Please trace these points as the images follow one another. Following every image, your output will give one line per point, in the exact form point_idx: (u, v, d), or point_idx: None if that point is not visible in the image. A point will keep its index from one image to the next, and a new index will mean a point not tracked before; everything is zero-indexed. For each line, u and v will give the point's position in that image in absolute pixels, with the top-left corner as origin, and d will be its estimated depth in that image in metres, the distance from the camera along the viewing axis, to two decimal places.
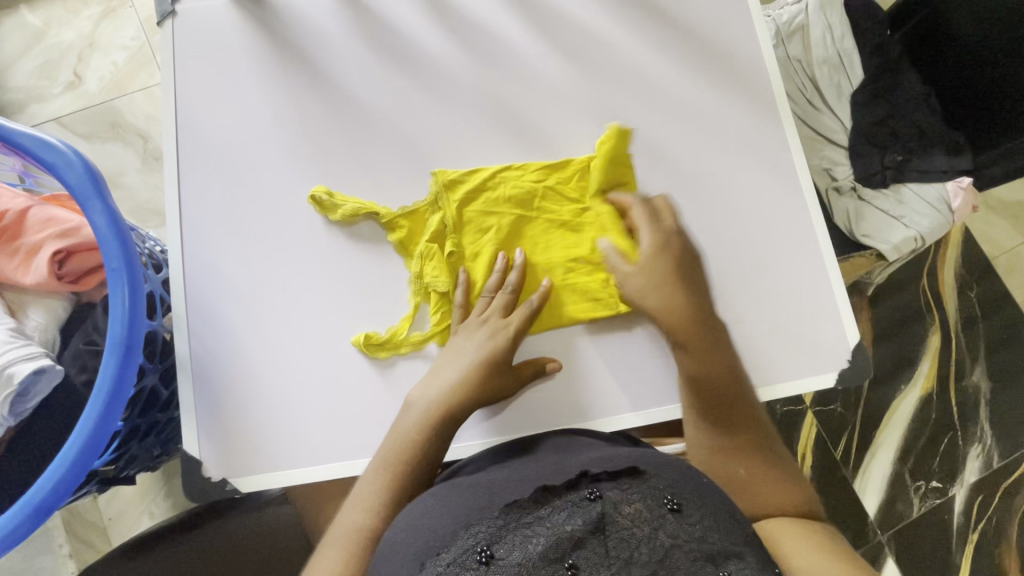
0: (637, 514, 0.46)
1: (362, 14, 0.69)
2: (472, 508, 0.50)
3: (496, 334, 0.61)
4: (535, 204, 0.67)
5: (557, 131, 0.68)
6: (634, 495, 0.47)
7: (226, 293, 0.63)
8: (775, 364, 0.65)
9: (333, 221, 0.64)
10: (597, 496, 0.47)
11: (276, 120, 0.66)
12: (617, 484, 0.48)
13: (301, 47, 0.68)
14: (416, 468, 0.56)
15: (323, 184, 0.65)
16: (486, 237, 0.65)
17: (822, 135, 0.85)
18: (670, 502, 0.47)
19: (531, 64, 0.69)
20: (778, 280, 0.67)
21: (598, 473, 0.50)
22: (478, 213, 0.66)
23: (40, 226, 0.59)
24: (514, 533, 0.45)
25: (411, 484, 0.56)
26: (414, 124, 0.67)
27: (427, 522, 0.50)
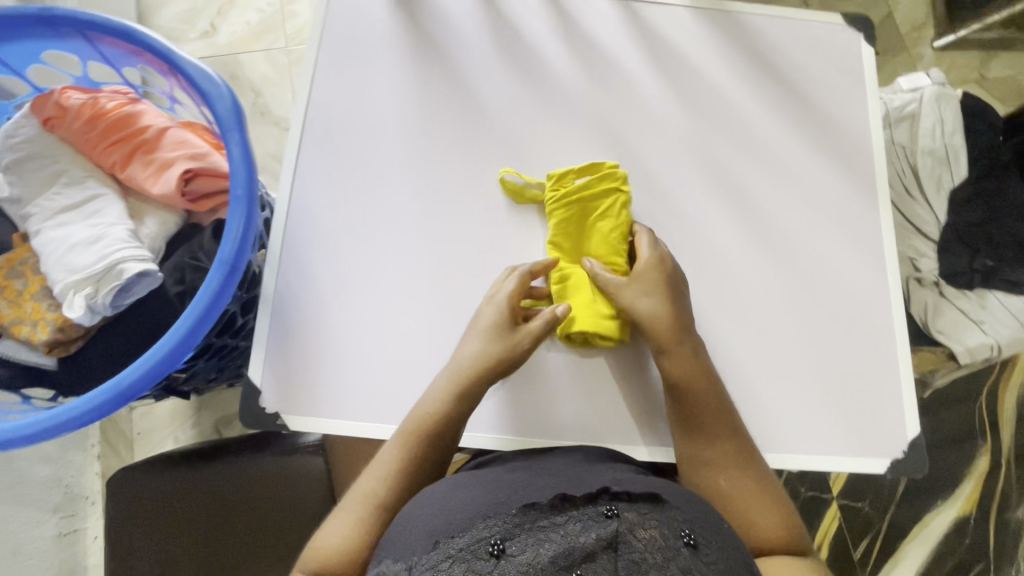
0: (651, 541, 0.45)
1: (498, 19, 0.74)
2: (489, 500, 0.51)
3: (489, 316, 0.62)
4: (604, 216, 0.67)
5: (656, 163, 0.70)
6: (651, 521, 0.47)
7: (318, 246, 0.66)
8: (827, 436, 0.64)
9: (477, 206, 0.68)
10: (613, 515, 0.47)
11: (399, 97, 0.71)
12: (636, 507, 0.48)
13: (437, 37, 0.73)
14: (447, 442, 0.58)
15: (509, 166, 0.69)
16: (570, 242, 0.68)
17: (912, 225, 0.85)
18: (687, 536, 0.47)
19: (644, 96, 0.72)
20: (846, 355, 0.66)
21: (618, 491, 0.49)
22: (565, 221, 0.67)
23: (175, 144, 0.66)
24: (527, 534, 0.46)
25: (436, 451, 0.58)
26: (523, 127, 0.71)
27: (447, 504, 0.52)
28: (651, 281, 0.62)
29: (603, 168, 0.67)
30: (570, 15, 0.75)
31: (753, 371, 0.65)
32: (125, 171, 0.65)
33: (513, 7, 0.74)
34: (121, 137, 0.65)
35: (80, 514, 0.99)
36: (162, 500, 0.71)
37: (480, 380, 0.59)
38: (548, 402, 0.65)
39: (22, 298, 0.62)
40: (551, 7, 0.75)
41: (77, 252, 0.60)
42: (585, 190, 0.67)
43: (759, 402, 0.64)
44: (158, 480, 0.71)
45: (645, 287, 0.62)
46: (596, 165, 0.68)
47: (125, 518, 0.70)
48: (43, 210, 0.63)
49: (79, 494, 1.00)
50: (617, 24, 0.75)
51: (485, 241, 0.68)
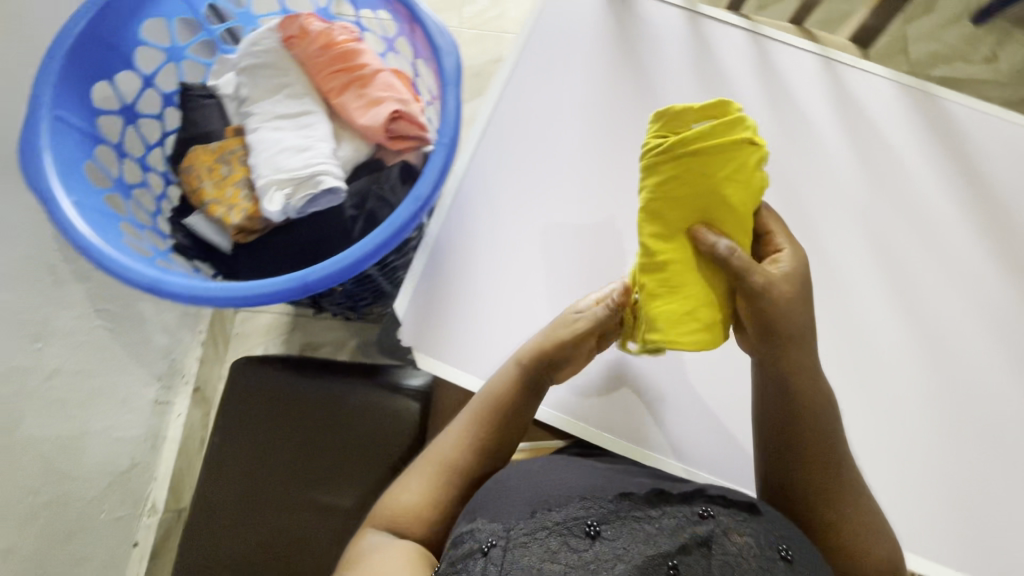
0: (745, 547, 0.47)
1: (703, 49, 0.76)
2: (585, 484, 0.53)
3: (563, 326, 0.60)
4: (744, 179, 0.51)
5: (823, 222, 0.70)
6: (745, 528, 0.48)
7: (483, 207, 0.70)
8: (926, 539, 0.63)
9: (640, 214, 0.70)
10: (708, 516, 0.48)
11: (592, 95, 0.74)
12: (731, 513, 0.49)
13: (641, 51, 0.76)
14: (513, 425, 0.60)
15: None
16: (687, 207, 0.51)
17: None
18: (783, 550, 0.47)
19: (828, 156, 0.73)
20: (974, 465, 0.64)
21: (714, 496, 0.51)
22: (692, 176, 0.50)
23: (387, 86, 0.71)
24: (623, 522, 0.48)
25: (503, 433, 0.60)
26: None
27: (543, 478, 0.54)
28: (799, 283, 0.53)
29: (735, 110, 0.51)
30: (771, 61, 0.76)
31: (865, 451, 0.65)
32: (339, 98, 0.71)
33: (718, 41, 0.76)
34: (343, 67, 0.72)
35: (174, 388, 1.04)
36: (275, 397, 0.76)
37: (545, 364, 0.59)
38: (629, 407, 0.66)
39: (226, 182, 0.69)
40: (755, 50, 0.76)
41: (286, 155, 0.67)
42: (727, 139, 0.49)
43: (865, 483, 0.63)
44: (275, 379, 0.77)
45: (788, 290, 0.52)
46: (730, 107, 0.51)
47: (235, 404, 0.76)
48: (265, 113, 0.70)
49: (178, 371, 1.05)
50: (817, 81, 0.75)
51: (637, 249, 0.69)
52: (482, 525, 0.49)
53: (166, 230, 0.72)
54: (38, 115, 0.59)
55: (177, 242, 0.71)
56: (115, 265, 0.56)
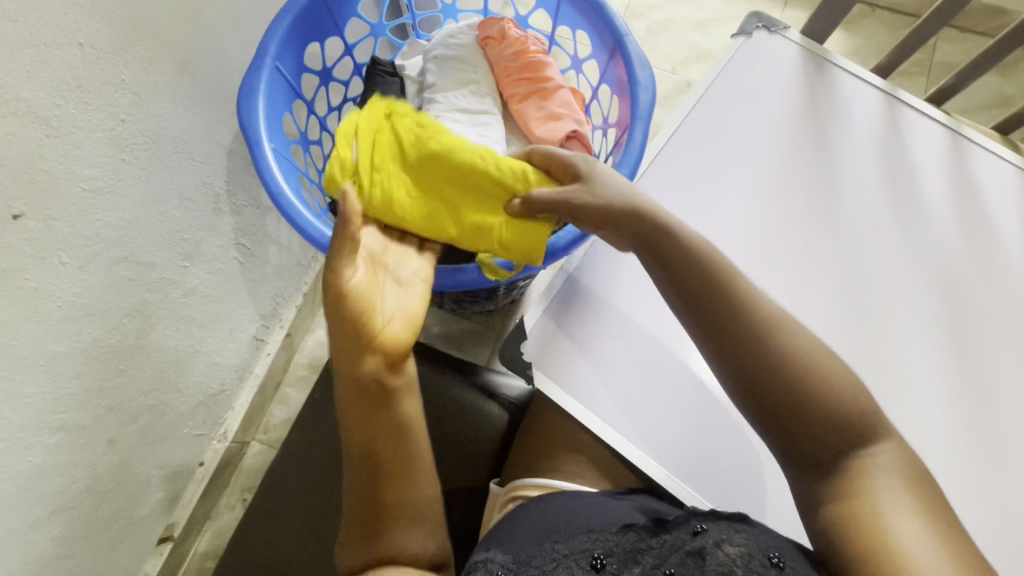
0: (739, 554, 0.44)
1: (894, 135, 0.73)
2: (597, 520, 0.55)
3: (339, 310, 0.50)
4: (428, 137, 0.62)
5: (989, 344, 0.65)
6: (738, 538, 0.45)
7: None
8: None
9: (790, 288, 0.68)
10: (700, 532, 0.47)
11: (766, 156, 0.73)
12: (726, 530, 0.47)
13: (827, 122, 0.73)
14: (369, 395, 0.50)
15: (842, 280, 0.68)
16: (441, 196, 0.61)
17: None
18: (775, 555, 0.43)
19: (1010, 277, 0.67)
20: None
21: (708, 516, 0.49)
22: (417, 178, 0.62)
23: (565, 104, 0.72)
24: (624, 551, 0.49)
25: (366, 416, 0.50)
26: (868, 243, 0.69)
27: (561, 513, 0.58)
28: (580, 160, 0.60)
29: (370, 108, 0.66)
30: (969, 165, 0.71)
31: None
32: (518, 106, 0.73)
33: (913, 132, 0.73)
34: (528, 77, 0.73)
35: (272, 330, 1.09)
36: None
37: (349, 329, 0.50)
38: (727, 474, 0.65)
39: None
40: (952, 147, 0.72)
41: None
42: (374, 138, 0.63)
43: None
44: None
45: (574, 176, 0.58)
46: (372, 115, 0.65)
47: None
48: (449, 103, 0.73)
49: (278, 315, 1.10)
50: (1015, 197, 0.70)
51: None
52: (494, 556, 0.53)
53: (327, 189, 0.76)
54: (261, 62, 0.64)
55: (336, 204, 0.75)
56: (297, 217, 0.60)
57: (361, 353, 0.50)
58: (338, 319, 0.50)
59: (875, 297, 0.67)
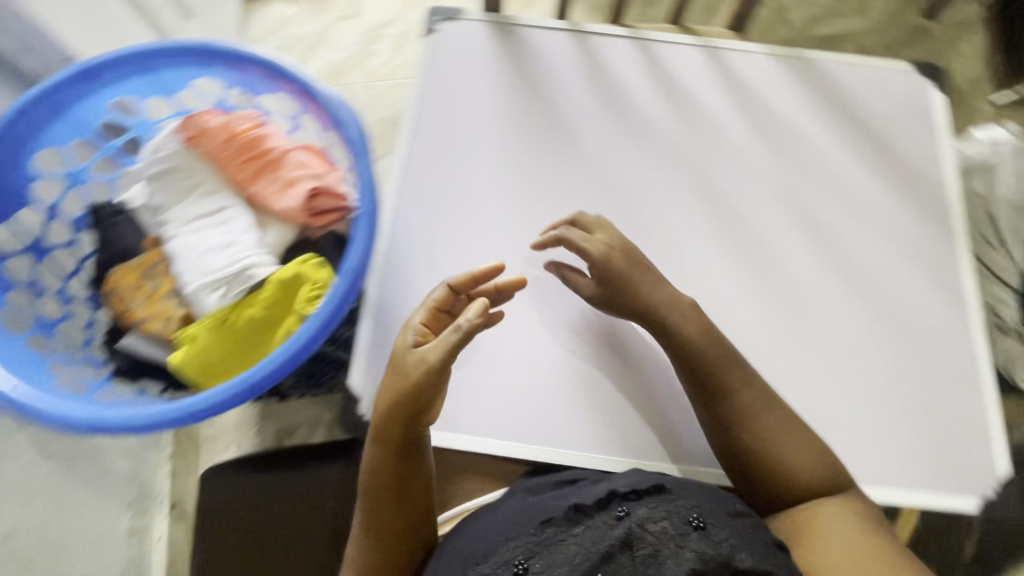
0: (664, 532, 0.50)
1: (592, 62, 0.80)
2: (514, 522, 0.55)
3: (404, 369, 0.54)
4: (218, 324, 0.63)
5: (740, 198, 0.74)
6: (658, 514, 0.52)
7: (423, 261, 0.71)
8: (930, 477, 0.65)
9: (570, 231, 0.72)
10: (624, 515, 0.52)
11: (499, 127, 0.76)
12: (645, 503, 0.53)
13: (535, 76, 0.79)
14: (405, 454, 0.55)
15: (607, 202, 0.73)
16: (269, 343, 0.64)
17: (990, 272, 0.84)
18: (695, 520, 0.51)
19: (728, 137, 0.77)
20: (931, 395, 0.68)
21: (626, 493, 0.54)
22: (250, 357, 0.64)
23: (299, 165, 0.71)
24: (550, 550, 0.51)
25: (395, 467, 0.55)
26: (614, 161, 0.75)
27: (488, 527, 0.57)
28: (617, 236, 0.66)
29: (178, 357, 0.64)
30: (661, 62, 0.80)
31: (852, 406, 0.67)
32: (254, 186, 0.71)
33: (606, 53, 0.80)
34: (251, 156, 0.72)
35: (149, 511, 0.97)
36: (267, 501, 0.70)
37: (420, 394, 0.53)
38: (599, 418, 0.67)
39: (156, 297, 0.69)
40: (641, 52, 0.81)
41: (211, 257, 0.66)
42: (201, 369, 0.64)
43: (860, 441, 0.66)
44: (254, 483, 0.71)
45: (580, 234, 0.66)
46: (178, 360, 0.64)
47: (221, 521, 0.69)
48: (182, 218, 0.70)
49: (150, 493, 0.98)
50: (702, 72, 0.80)
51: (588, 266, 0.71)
52: None
53: (101, 357, 0.69)
54: None
55: (115, 368, 0.68)
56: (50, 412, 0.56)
57: (417, 430, 0.55)
58: (410, 392, 0.53)
59: (640, 203, 0.73)
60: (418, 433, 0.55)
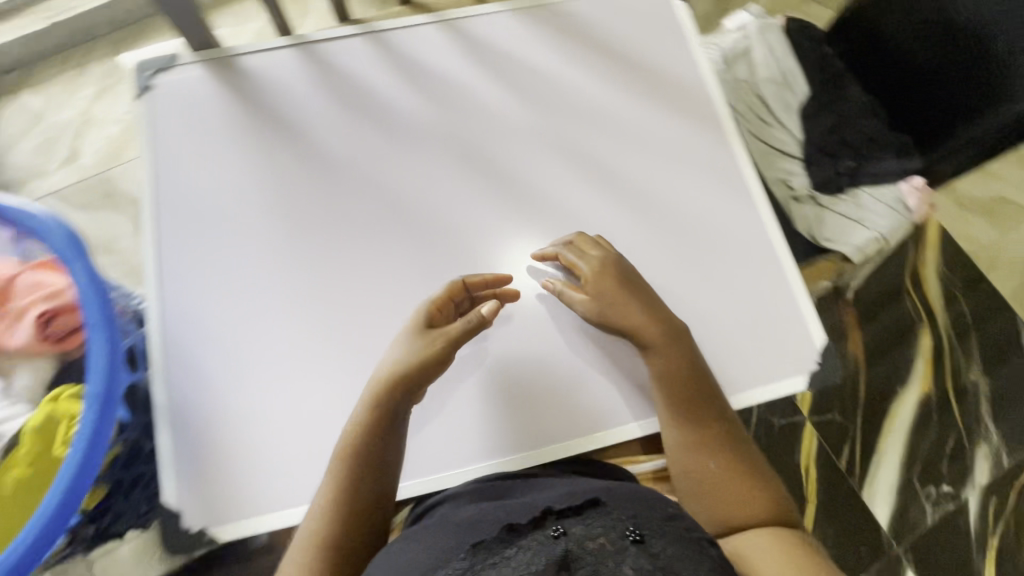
0: (601, 549, 0.49)
1: (327, 74, 0.75)
2: (442, 548, 0.52)
3: (438, 337, 0.63)
4: None
5: (515, 163, 0.72)
6: (597, 530, 0.51)
7: (208, 345, 0.65)
8: (759, 368, 0.68)
9: (356, 257, 0.68)
10: (560, 534, 0.51)
11: (250, 174, 0.71)
12: (583, 521, 0.52)
13: (271, 107, 0.73)
14: (382, 429, 0.60)
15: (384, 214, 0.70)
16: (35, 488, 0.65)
17: (775, 149, 0.87)
18: (633, 534, 0.51)
19: (486, 105, 0.75)
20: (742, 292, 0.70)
21: (562, 510, 0.53)
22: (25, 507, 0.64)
23: (28, 291, 0.79)
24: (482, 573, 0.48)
25: (370, 445, 0.59)
26: (379, 169, 0.71)
27: (410, 556, 0.54)
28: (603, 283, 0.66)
29: None
30: (398, 49, 0.76)
31: None
32: None
33: (339, 59, 0.75)
34: None
35: None
36: None
37: (433, 368, 0.62)
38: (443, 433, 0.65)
39: None
40: (374, 45, 0.76)
41: None
42: None
43: None
44: None
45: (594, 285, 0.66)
46: None
47: None
48: None
49: None
50: (442, 46, 0.76)
51: (383, 285, 0.68)
52: None
53: None
54: None
55: None
56: None
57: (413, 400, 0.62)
58: (422, 363, 0.61)
59: (418, 204, 0.70)
60: (405, 414, 0.61)
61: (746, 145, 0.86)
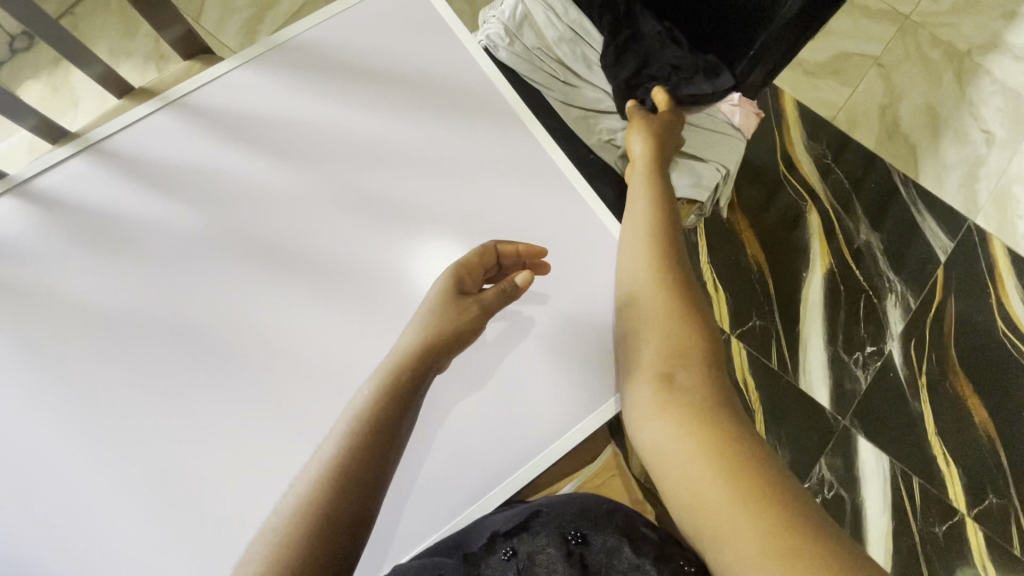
0: (550, 558, 0.58)
1: (64, 215, 0.65)
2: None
3: (466, 306, 0.60)
4: None
5: (309, 242, 0.66)
6: (542, 542, 0.60)
7: (45, 571, 0.58)
8: None
9: (177, 409, 0.62)
10: (513, 554, 0.59)
11: (18, 362, 0.62)
12: (528, 537, 0.60)
13: (13, 277, 0.63)
14: (412, 399, 0.55)
15: (190, 350, 0.63)
16: None
17: (589, 110, 0.83)
18: (573, 537, 0.60)
19: (257, 188, 0.67)
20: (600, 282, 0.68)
21: (507, 531, 0.61)
22: None
23: None
24: None
25: (396, 406, 0.53)
26: (168, 303, 0.64)
27: None
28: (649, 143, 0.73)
29: None
30: (136, 158, 0.66)
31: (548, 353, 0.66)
32: None
33: (70, 193, 0.65)
34: None
35: None
36: None
37: (460, 337, 0.59)
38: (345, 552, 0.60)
39: None
40: (106, 163, 0.66)
41: None
42: None
43: (571, 375, 0.66)
44: None
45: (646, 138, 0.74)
46: None
47: None
48: None
49: None
50: (183, 137, 0.67)
51: (211, 428, 0.62)
52: None
53: None
54: None
55: None
56: None
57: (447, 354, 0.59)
58: (455, 321, 0.59)
59: (223, 327, 0.64)
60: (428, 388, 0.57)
61: (558, 118, 0.82)
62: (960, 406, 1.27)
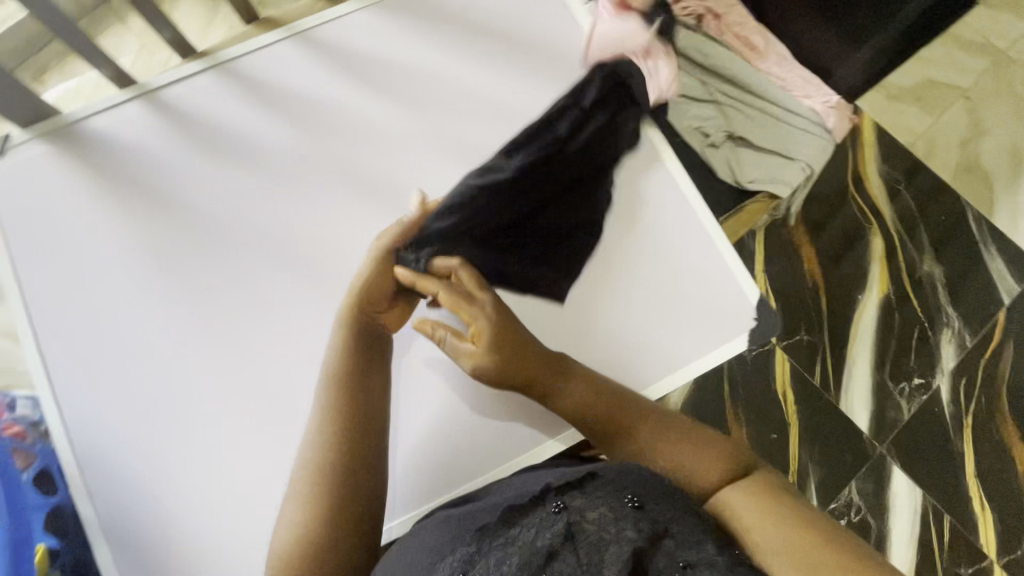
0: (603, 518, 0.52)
1: (186, 124, 0.69)
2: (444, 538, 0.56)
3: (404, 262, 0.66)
4: None
5: (407, 180, 0.70)
6: (598, 501, 0.54)
7: (131, 444, 0.63)
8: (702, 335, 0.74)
9: (266, 317, 0.66)
10: (562, 508, 0.53)
11: (129, 253, 0.67)
12: (582, 495, 0.55)
13: (134, 175, 0.68)
14: (378, 350, 0.63)
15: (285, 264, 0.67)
16: None
17: (684, 96, 0.86)
18: (631, 500, 0.53)
19: (365, 123, 0.70)
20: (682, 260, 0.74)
21: (563, 488, 0.56)
22: None
23: None
24: (490, 554, 0.51)
25: (365, 359, 0.62)
26: (268, 218, 0.68)
27: (418, 544, 0.57)
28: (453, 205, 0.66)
29: None
30: (259, 80, 0.70)
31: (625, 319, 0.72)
32: None
33: (194, 105, 0.70)
34: None
35: None
36: None
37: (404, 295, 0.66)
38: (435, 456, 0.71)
39: None
40: (231, 82, 0.70)
41: None
42: None
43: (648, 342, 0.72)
44: None
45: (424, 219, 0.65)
46: None
47: None
48: None
49: None
50: (304, 66, 0.71)
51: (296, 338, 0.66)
52: None
53: None
54: None
55: None
56: None
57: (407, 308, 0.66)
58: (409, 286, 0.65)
59: (317, 248, 0.68)
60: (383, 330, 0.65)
61: None
62: (1006, 452, 1.23)
